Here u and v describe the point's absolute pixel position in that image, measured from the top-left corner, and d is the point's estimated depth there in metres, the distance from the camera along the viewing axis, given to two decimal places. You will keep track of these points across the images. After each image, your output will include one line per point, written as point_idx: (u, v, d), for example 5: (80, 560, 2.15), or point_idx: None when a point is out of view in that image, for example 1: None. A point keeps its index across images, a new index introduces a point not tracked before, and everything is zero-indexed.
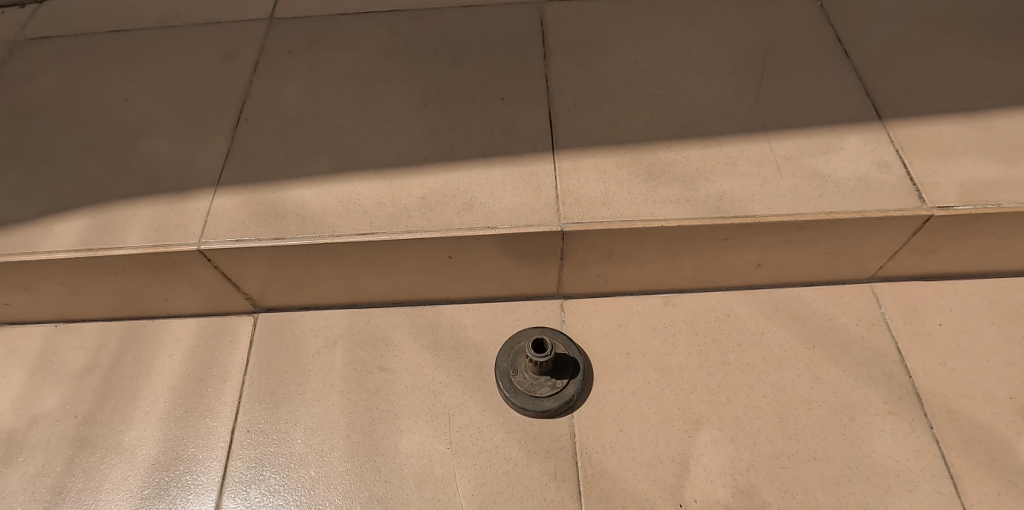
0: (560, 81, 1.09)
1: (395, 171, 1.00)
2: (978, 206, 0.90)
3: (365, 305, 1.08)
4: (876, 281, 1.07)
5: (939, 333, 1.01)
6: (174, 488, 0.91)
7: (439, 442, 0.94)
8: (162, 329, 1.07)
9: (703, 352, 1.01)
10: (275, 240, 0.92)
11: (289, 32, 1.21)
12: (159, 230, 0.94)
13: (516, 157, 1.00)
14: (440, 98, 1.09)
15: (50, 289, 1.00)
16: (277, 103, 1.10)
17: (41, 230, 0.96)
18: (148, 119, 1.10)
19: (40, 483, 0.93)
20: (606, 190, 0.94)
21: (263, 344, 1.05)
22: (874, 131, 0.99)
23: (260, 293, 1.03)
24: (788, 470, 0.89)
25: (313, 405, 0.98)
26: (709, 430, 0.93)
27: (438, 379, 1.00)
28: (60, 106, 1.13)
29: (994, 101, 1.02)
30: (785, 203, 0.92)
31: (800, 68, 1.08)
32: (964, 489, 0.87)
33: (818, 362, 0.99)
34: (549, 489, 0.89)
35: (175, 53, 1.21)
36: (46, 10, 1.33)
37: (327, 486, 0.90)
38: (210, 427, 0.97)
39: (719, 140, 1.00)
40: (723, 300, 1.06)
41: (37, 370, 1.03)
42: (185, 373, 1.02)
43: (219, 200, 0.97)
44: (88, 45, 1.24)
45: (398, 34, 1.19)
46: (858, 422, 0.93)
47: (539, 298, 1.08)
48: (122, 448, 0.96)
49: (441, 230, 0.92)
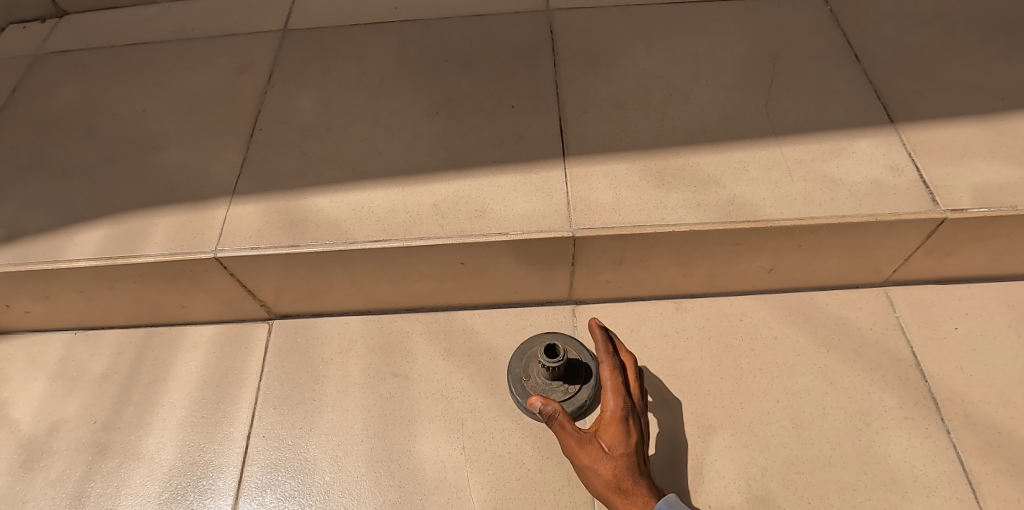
0: (570, 88, 1.10)
1: (407, 179, 1.01)
2: (992, 210, 0.90)
3: (378, 311, 1.09)
4: (890, 285, 1.06)
5: (954, 337, 1.00)
6: (191, 493, 0.93)
7: (452, 447, 0.94)
8: (179, 336, 1.09)
9: (715, 357, 1.00)
10: (289, 247, 0.93)
11: (303, 42, 1.23)
12: (176, 239, 0.96)
13: (527, 164, 1.01)
14: (451, 106, 1.10)
15: (69, 297, 1.02)
16: (292, 114, 1.11)
17: (62, 239, 0.98)
18: (166, 130, 1.12)
19: (61, 487, 0.95)
20: (617, 195, 0.95)
21: (278, 350, 1.06)
22: (886, 135, 0.99)
23: (274, 300, 1.05)
24: (803, 476, 0.89)
25: (327, 411, 0.99)
26: (722, 435, 0.93)
27: (451, 384, 1.00)
28: (81, 118, 1.16)
29: (1006, 103, 1.02)
30: (796, 207, 0.92)
31: (811, 73, 1.08)
32: (983, 495, 0.86)
33: (832, 366, 0.98)
34: (562, 494, 0.90)
35: (189, 65, 1.23)
36: (65, 24, 1.36)
37: (341, 492, 0.91)
38: (226, 433, 0.98)
39: (730, 146, 1.00)
40: (735, 304, 1.06)
41: (56, 377, 1.05)
42: (202, 380, 1.03)
43: (235, 209, 0.99)
44: (107, 58, 1.27)
45: (408, 44, 1.21)
46: (874, 427, 0.93)
47: (551, 303, 1.08)
48: (140, 453, 0.97)
49: (453, 237, 0.93)
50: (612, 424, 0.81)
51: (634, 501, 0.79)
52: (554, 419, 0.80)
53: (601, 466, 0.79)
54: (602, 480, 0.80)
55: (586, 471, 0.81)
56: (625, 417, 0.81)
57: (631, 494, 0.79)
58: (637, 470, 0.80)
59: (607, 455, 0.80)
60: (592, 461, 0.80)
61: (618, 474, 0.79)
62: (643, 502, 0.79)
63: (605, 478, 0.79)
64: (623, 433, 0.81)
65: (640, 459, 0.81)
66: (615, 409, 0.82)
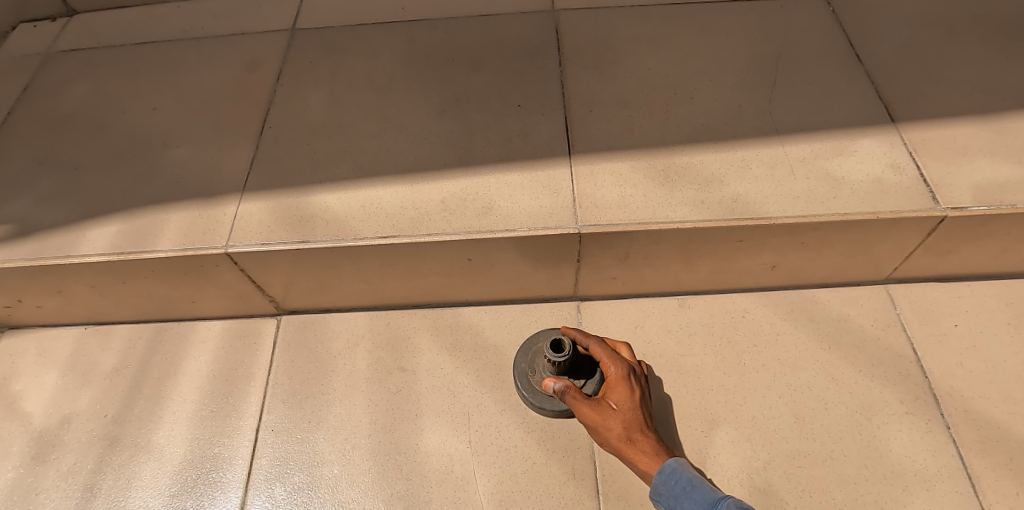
0: (575, 87, 1.12)
1: (415, 176, 1.02)
2: (992, 207, 0.91)
3: (386, 307, 1.11)
4: (891, 282, 1.08)
5: (955, 334, 1.01)
6: (201, 485, 0.94)
7: (459, 441, 0.96)
8: (188, 331, 1.10)
9: (719, 352, 1.02)
10: (299, 243, 0.94)
11: (312, 42, 1.25)
12: (187, 235, 0.97)
13: (533, 162, 1.02)
14: (458, 105, 1.11)
15: (81, 292, 1.03)
16: (300, 112, 1.13)
17: (76, 234, 1.00)
18: (176, 127, 1.13)
19: (72, 480, 0.96)
20: (622, 193, 0.96)
21: (286, 345, 1.07)
22: (887, 134, 1.01)
23: (283, 296, 1.06)
24: (805, 469, 0.90)
25: (335, 405, 1.00)
26: (725, 429, 0.94)
27: (457, 379, 1.02)
28: (92, 115, 1.17)
29: (1006, 103, 1.03)
30: (799, 205, 0.93)
31: (813, 73, 1.10)
32: (982, 489, 0.87)
33: (833, 362, 1.00)
34: (567, 487, 0.91)
35: (199, 64, 1.24)
36: (76, 23, 1.38)
37: (349, 484, 0.93)
38: (236, 427, 0.99)
39: (734, 145, 1.01)
40: (738, 301, 1.07)
41: (68, 371, 1.07)
42: (212, 374, 1.05)
43: (245, 206, 1.00)
44: (118, 57, 1.28)
45: (415, 44, 1.22)
46: (875, 422, 0.94)
47: (556, 300, 1.10)
48: (150, 446, 0.98)
49: (461, 233, 0.94)
50: (618, 384, 0.87)
51: (646, 453, 0.83)
52: (564, 391, 0.86)
53: (611, 420, 0.84)
54: (614, 434, 0.84)
55: (597, 429, 0.85)
56: (628, 377, 0.87)
57: (643, 446, 0.83)
58: (645, 422, 0.85)
59: (616, 410, 0.85)
60: (604, 418, 0.84)
61: (627, 427, 0.84)
62: (654, 454, 0.83)
63: (616, 430, 0.84)
64: (629, 390, 0.86)
65: (646, 415, 0.86)
66: (618, 371, 0.87)
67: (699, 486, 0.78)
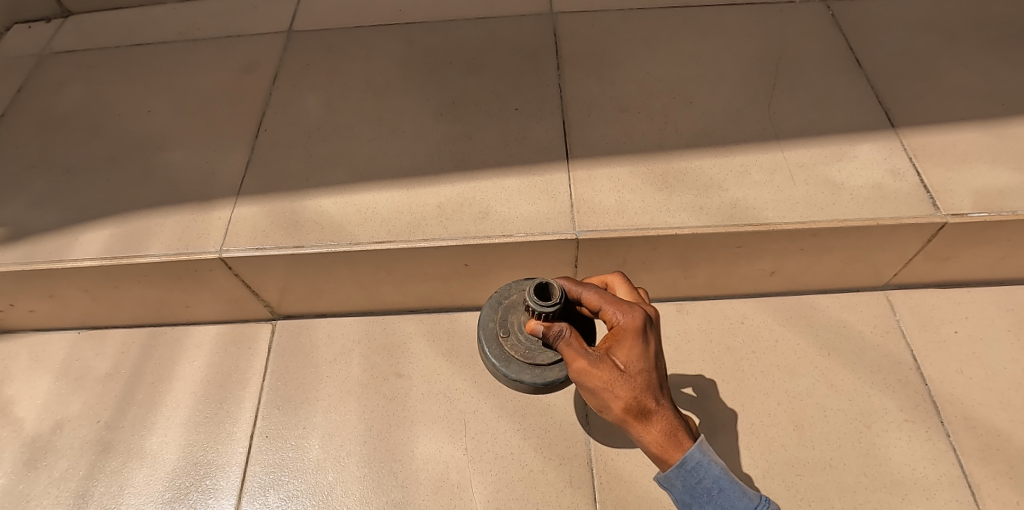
0: (573, 90, 1.11)
1: (412, 180, 1.01)
2: (993, 214, 0.90)
3: (381, 312, 1.10)
4: (890, 288, 1.07)
5: (954, 341, 1.01)
6: (195, 492, 0.93)
7: (455, 448, 0.95)
8: (183, 336, 1.09)
9: (717, 359, 1.01)
10: (294, 248, 0.94)
11: (308, 44, 1.24)
12: (181, 239, 0.96)
13: (531, 166, 1.01)
14: (456, 108, 1.10)
15: (74, 296, 1.02)
16: (296, 114, 1.12)
17: (68, 238, 0.99)
18: (171, 130, 1.13)
19: (64, 486, 0.95)
20: (620, 198, 0.96)
21: (280, 351, 1.06)
22: (887, 140, 1.00)
23: (278, 301, 1.05)
24: (804, 477, 0.90)
25: (330, 411, 0.99)
26: (724, 436, 0.93)
27: (453, 385, 1.01)
28: (86, 117, 1.16)
29: (1006, 109, 1.03)
30: (798, 210, 0.92)
31: (813, 77, 1.09)
32: (982, 497, 0.87)
33: (833, 369, 0.99)
34: (564, 495, 0.90)
35: (194, 65, 1.24)
36: (71, 24, 1.37)
37: (344, 491, 0.92)
38: (230, 433, 0.98)
39: (733, 150, 1.01)
40: (736, 307, 1.07)
41: (61, 376, 1.06)
42: (206, 380, 1.04)
43: (240, 210, 0.99)
44: (113, 58, 1.27)
45: (412, 46, 1.21)
46: (874, 430, 0.93)
47: None
48: (143, 452, 0.97)
49: (457, 239, 0.93)
50: (628, 336, 0.66)
51: (658, 426, 0.65)
52: (559, 335, 0.67)
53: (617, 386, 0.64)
54: (620, 403, 0.65)
55: (597, 395, 0.66)
56: (642, 328, 0.66)
57: (653, 417, 0.65)
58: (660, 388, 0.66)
59: (623, 373, 0.65)
60: (606, 379, 0.65)
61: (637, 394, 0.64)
62: (669, 428, 0.65)
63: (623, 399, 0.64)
64: (642, 346, 0.66)
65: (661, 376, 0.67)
66: (628, 322, 0.66)
67: (726, 489, 0.66)
